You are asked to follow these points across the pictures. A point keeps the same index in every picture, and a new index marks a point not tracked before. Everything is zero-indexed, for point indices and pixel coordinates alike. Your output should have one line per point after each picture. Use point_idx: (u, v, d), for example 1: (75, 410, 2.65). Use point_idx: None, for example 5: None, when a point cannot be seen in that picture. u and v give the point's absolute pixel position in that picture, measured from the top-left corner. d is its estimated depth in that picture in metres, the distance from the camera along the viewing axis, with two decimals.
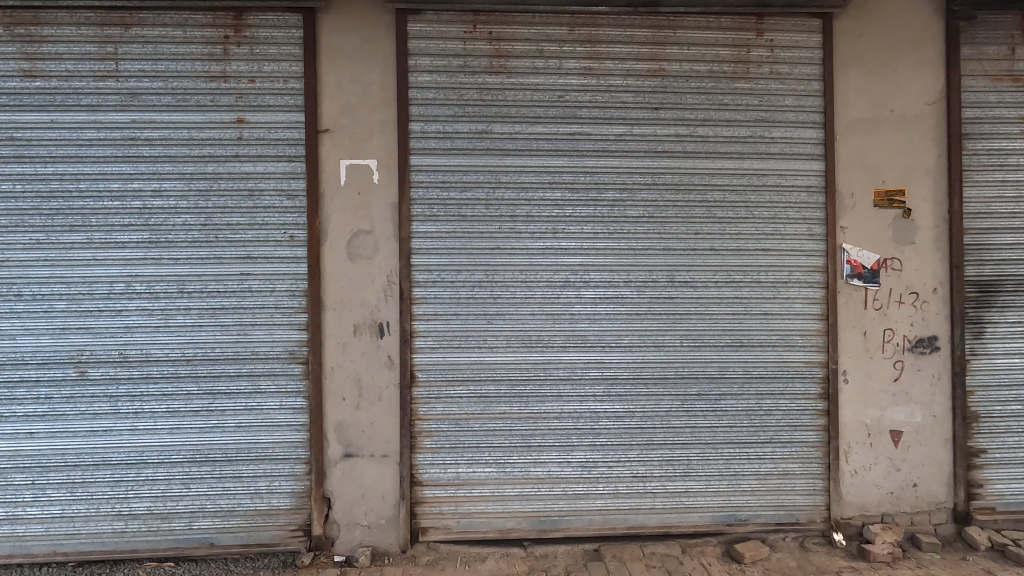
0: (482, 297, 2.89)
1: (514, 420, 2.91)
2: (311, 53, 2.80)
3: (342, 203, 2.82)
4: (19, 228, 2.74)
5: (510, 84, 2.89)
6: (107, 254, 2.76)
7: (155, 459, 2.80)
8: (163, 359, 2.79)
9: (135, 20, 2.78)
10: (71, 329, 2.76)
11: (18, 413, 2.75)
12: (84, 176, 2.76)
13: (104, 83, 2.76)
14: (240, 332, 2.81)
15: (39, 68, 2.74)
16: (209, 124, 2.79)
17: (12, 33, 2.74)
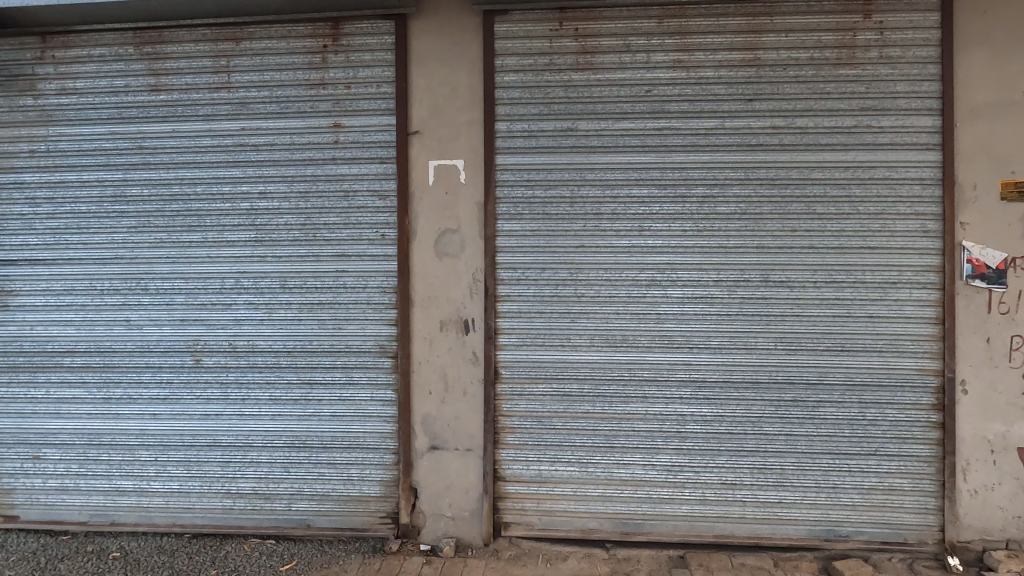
0: (566, 295, 2.88)
1: (598, 419, 2.88)
2: (403, 57, 2.90)
3: (430, 202, 2.90)
4: (146, 228, 3.03)
5: (597, 80, 2.86)
6: (220, 251, 2.99)
7: (259, 443, 3.00)
8: (267, 350, 2.99)
9: (245, 35, 2.99)
10: (189, 320, 3.02)
11: (144, 395, 3.03)
12: (200, 181, 3.00)
13: (218, 94, 2.99)
14: (335, 325, 2.96)
15: (163, 82, 3.01)
16: (309, 129, 2.96)
17: (141, 51, 3.03)
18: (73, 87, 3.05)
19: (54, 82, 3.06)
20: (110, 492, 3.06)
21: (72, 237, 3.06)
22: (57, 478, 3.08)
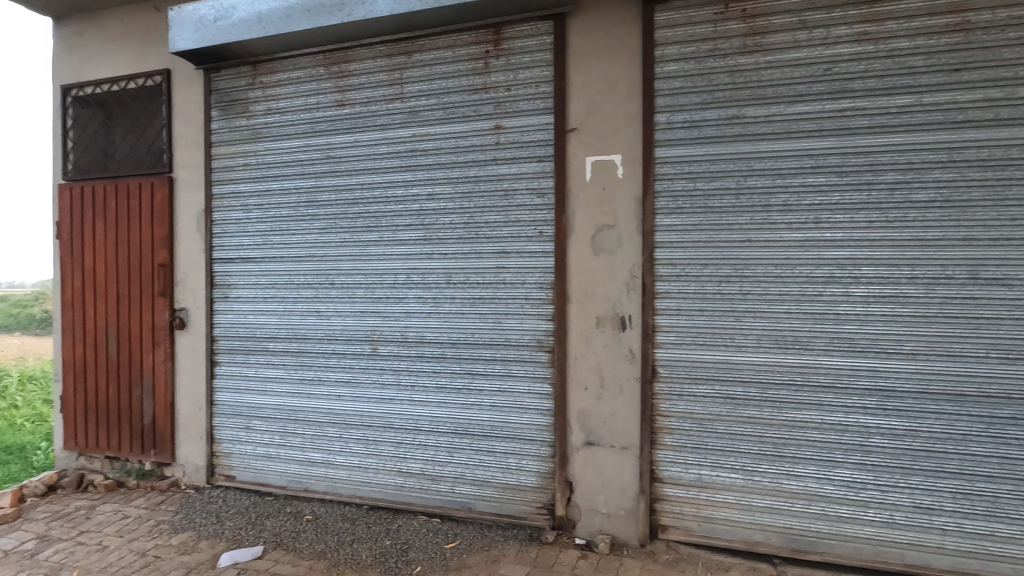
0: (730, 293, 2.73)
1: (765, 426, 2.70)
2: (561, 56, 2.94)
3: (588, 198, 2.92)
4: (333, 229, 3.39)
5: (767, 62, 2.67)
6: (394, 249, 3.26)
7: (426, 427, 3.23)
8: (434, 341, 3.20)
9: (416, 47, 3.21)
10: (368, 312, 3.32)
11: (331, 378, 3.40)
12: (378, 185, 3.29)
13: (393, 104, 3.26)
14: (495, 319, 3.09)
15: (348, 97, 3.35)
16: (473, 132, 3.11)
17: (330, 71, 3.39)
18: (276, 106, 3.50)
19: (262, 104, 3.54)
20: (304, 462, 3.47)
21: (275, 238, 3.52)
22: (263, 446, 3.56)
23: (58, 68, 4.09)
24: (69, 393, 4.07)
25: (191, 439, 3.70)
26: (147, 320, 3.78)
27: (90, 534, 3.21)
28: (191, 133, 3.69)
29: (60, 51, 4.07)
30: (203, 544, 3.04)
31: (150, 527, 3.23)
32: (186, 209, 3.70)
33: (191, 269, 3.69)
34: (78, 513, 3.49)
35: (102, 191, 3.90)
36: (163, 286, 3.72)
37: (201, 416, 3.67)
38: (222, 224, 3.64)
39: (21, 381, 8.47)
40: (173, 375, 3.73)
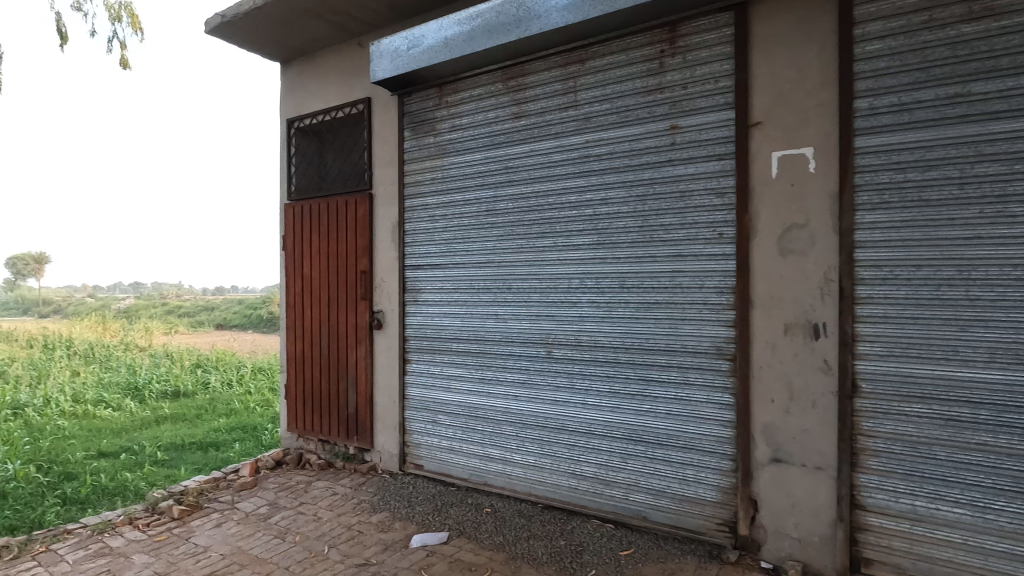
0: (952, 298, 2.36)
1: (1002, 455, 2.28)
2: (743, 47, 2.78)
3: (774, 196, 2.72)
4: (511, 236, 3.55)
5: (1001, 28, 2.28)
6: (568, 254, 3.33)
7: (600, 431, 3.23)
8: (608, 345, 3.20)
9: (590, 54, 3.25)
10: (543, 316, 3.42)
11: (508, 378, 3.56)
12: (552, 192, 3.38)
13: (567, 112, 3.33)
14: (672, 325, 3.00)
15: (524, 109, 3.49)
16: (647, 134, 3.06)
17: (508, 86, 3.56)
18: (460, 123, 3.77)
19: (447, 122, 3.83)
20: (483, 457, 3.67)
21: (459, 245, 3.78)
22: (448, 439, 3.82)
23: (285, 105, 4.80)
24: (291, 382, 4.75)
25: (387, 428, 4.10)
26: (352, 321, 4.27)
27: (308, 505, 3.70)
28: (387, 153, 4.11)
29: (287, 90, 4.78)
30: (397, 525, 3.35)
31: (354, 505, 3.64)
32: (383, 221, 4.12)
33: (387, 275, 4.10)
34: (298, 486, 4.05)
35: (317, 208, 4.51)
36: (364, 290, 4.18)
37: (394, 408, 4.05)
38: (413, 234, 3.99)
39: (253, 372, 10.07)
40: (372, 370, 4.17)
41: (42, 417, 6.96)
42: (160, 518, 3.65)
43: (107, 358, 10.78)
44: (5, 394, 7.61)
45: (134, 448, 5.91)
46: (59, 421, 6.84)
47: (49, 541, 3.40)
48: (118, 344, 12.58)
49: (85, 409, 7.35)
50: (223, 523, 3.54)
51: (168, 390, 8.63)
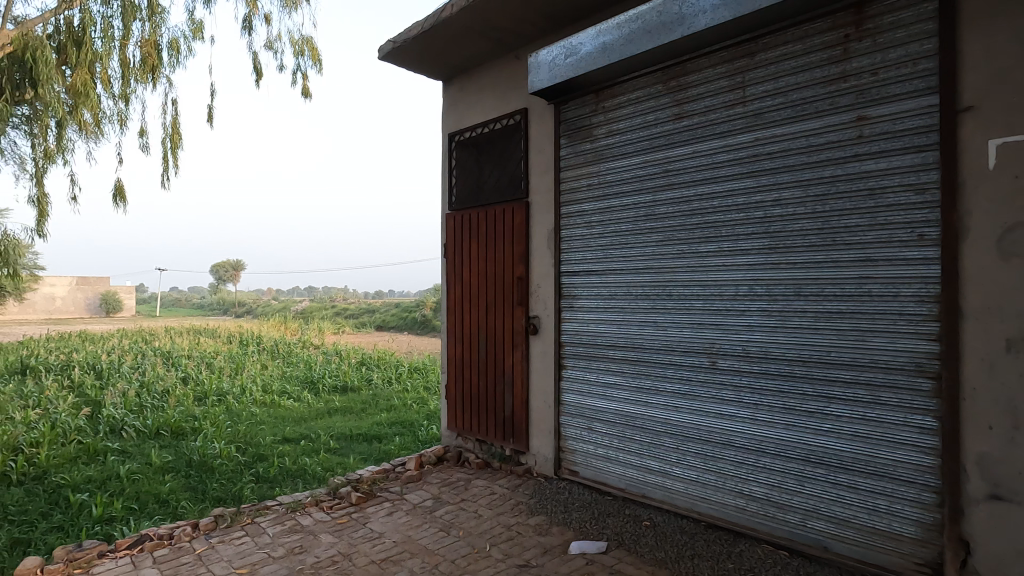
0: None
1: None
2: (950, 22, 2.44)
3: (991, 189, 2.32)
4: (671, 241, 3.44)
5: None
6: (735, 260, 3.14)
7: (771, 449, 3.00)
8: (781, 358, 2.96)
9: (760, 47, 3.05)
10: (706, 324, 3.27)
11: (668, 389, 3.44)
12: (717, 194, 3.21)
13: (733, 110, 3.16)
14: (858, 337, 2.71)
15: (686, 109, 3.37)
16: (828, 127, 2.81)
17: (669, 86, 3.46)
18: (618, 128, 3.73)
19: (604, 128, 3.81)
20: (641, 468, 3.58)
21: (616, 251, 3.73)
22: (604, 447, 3.78)
23: (446, 120, 5.08)
24: (451, 383, 4.99)
25: (542, 432, 4.16)
26: (509, 326, 4.39)
27: (469, 502, 3.86)
28: (544, 161, 4.17)
29: (448, 106, 5.06)
30: (555, 530, 3.38)
31: (512, 506, 3.73)
32: (540, 228, 4.19)
33: (543, 282, 4.16)
34: (459, 483, 4.25)
35: (476, 217, 4.71)
36: (521, 296, 4.28)
37: (550, 413, 4.09)
38: (569, 240, 4.02)
39: (409, 371, 10.77)
40: (528, 374, 4.25)
41: (239, 404, 8.00)
42: (340, 502, 4.02)
43: (288, 354, 12.15)
44: (212, 382, 8.86)
45: (312, 436, 6.58)
46: (252, 408, 7.82)
47: (254, 514, 3.88)
48: (296, 341, 14.13)
49: (272, 398, 8.33)
50: (394, 512, 3.80)
51: (338, 385, 9.51)
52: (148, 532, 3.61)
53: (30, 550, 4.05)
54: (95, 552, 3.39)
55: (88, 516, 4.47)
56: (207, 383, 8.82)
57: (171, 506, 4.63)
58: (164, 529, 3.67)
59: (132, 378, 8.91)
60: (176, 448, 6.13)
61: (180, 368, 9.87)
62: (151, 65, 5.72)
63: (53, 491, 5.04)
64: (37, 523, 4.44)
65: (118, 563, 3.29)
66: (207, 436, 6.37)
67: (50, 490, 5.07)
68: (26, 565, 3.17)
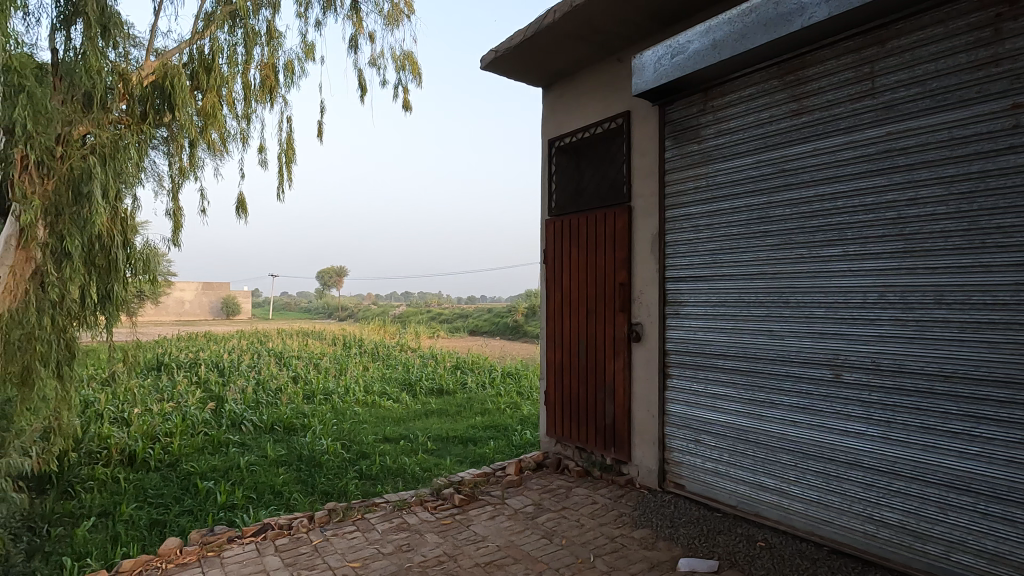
0: None
1: None
2: None
3: None
4: (789, 245, 3.24)
5: None
6: (862, 264, 2.90)
7: (907, 472, 2.73)
8: (918, 372, 2.70)
9: (892, 33, 2.81)
10: (829, 334, 3.04)
11: (785, 402, 3.23)
12: (842, 194, 2.99)
13: (860, 103, 2.92)
14: (1014, 351, 2.41)
15: (805, 105, 3.16)
16: (975, 118, 2.53)
17: (786, 81, 3.27)
18: (728, 127, 3.57)
19: (713, 128, 3.66)
20: (754, 485, 3.38)
21: (726, 256, 3.57)
22: (713, 461, 3.62)
23: (545, 126, 5.10)
24: (550, 389, 4.98)
25: (645, 443, 4.04)
26: (610, 333, 4.31)
27: (571, 510, 3.82)
28: (647, 164, 4.07)
29: (548, 113, 5.07)
30: (661, 544, 3.26)
31: (615, 517, 3.65)
32: (643, 233, 4.09)
33: (646, 288, 4.06)
34: (559, 490, 4.22)
35: (576, 222, 4.68)
36: (623, 302, 4.19)
37: (653, 424, 3.97)
38: (675, 245, 3.89)
39: (502, 375, 10.88)
40: (630, 383, 4.15)
41: (344, 403, 8.41)
42: (444, 503, 4.11)
43: (387, 356, 12.65)
44: (319, 382, 9.38)
45: (412, 436, 6.79)
46: (355, 407, 8.20)
47: (363, 510, 4.05)
48: (395, 344, 14.68)
49: (373, 398, 8.69)
50: (496, 516, 3.83)
51: (434, 387, 9.77)
52: (270, 521, 3.86)
53: (167, 531, 4.45)
54: (224, 537, 3.66)
55: (215, 503, 4.86)
56: (315, 383, 9.35)
57: (286, 497, 4.93)
58: (283, 519, 3.90)
59: (250, 375, 9.62)
60: (288, 442, 6.54)
61: (290, 368, 10.55)
62: (270, 86, 6.16)
63: (185, 478, 5.52)
64: (173, 506, 4.90)
65: (244, 548, 3.54)
66: (316, 432, 6.74)
67: (182, 477, 5.56)
68: (167, 545, 3.48)
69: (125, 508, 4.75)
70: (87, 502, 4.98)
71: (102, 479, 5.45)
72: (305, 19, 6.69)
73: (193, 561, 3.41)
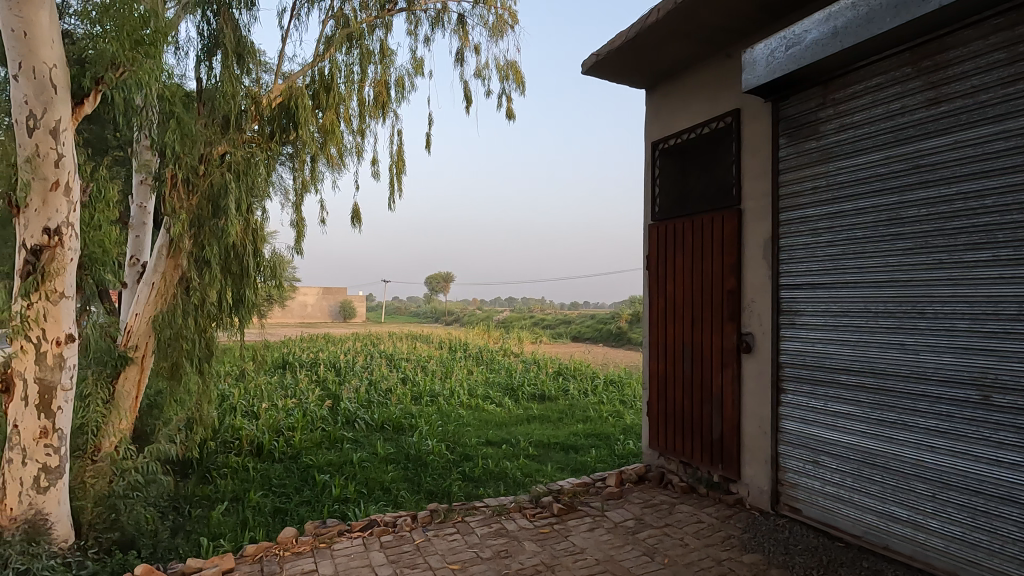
0: None
1: None
2: None
3: None
4: (924, 249, 2.90)
5: None
6: (1017, 271, 2.54)
7: None
8: None
9: None
10: (974, 349, 2.69)
11: (921, 425, 2.89)
12: (991, 191, 2.64)
13: (1014, 87, 2.57)
14: None
15: (945, 92, 2.83)
16: None
17: (921, 68, 2.94)
18: (851, 121, 3.28)
19: (834, 123, 3.38)
20: (884, 515, 3.06)
21: (851, 262, 3.27)
22: (834, 486, 3.32)
23: (649, 129, 4.96)
24: (653, 400, 4.82)
25: (756, 461, 3.79)
26: (717, 342, 4.10)
27: (674, 528, 3.66)
28: (760, 164, 3.83)
29: (652, 115, 4.93)
30: (774, 572, 3.03)
31: (723, 539, 3.44)
32: (754, 237, 3.85)
33: (757, 295, 3.81)
34: (662, 506, 4.06)
35: (681, 227, 4.49)
36: (732, 311, 3.97)
37: (766, 441, 3.72)
38: (790, 250, 3.63)
39: (605, 383, 10.70)
40: (739, 396, 3.91)
41: (449, 405, 8.65)
42: (543, 511, 4.08)
43: (491, 361, 12.88)
44: (426, 384, 9.72)
45: (513, 441, 6.84)
46: (460, 410, 8.40)
47: (464, 512, 4.12)
48: (499, 349, 14.93)
49: (476, 402, 8.86)
50: (596, 528, 3.75)
51: (536, 393, 9.79)
52: (377, 518, 4.02)
53: (288, 520, 4.78)
54: (335, 530, 3.86)
55: (330, 495, 5.17)
56: (422, 384, 9.70)
57: (393, 494, 5.13)
58: (389, 517, 4.05)
59: (364, 376, 10.16)
60: (397, 441, 6.82)
61: (400, 369, 11.02)
62: (382, 101, 6.48)
63: (304, 470, 5.92)
64: (294, 496, 5.26)
65: (353, 542, 3.71)
66: (422, 432, 6.98)
67: (302, 469, 5.96)
68: (285, 534, 3.72)
69: (252, 495, 5.16)
70: (221, 487, 5.47)
71: (234, 467, 5.96)
72: (415, 36, 6.98)
73: (307, 550, 3.62)
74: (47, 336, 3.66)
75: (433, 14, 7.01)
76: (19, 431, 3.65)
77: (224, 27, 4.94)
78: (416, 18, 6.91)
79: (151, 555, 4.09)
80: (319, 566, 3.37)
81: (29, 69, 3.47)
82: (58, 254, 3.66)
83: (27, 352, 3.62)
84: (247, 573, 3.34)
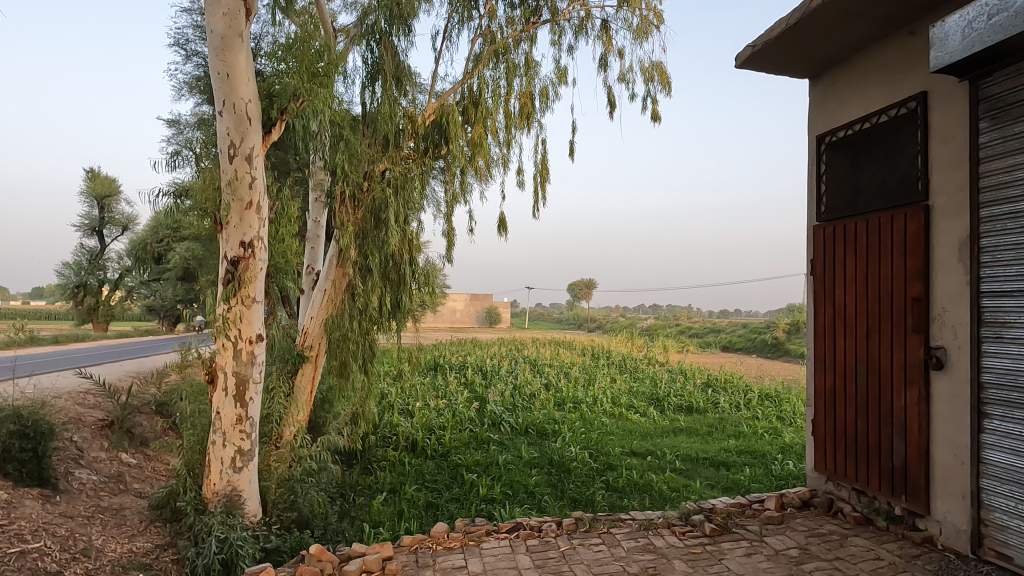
0: None
1: None
2: None
3: None
4: None
5: None
6: None
7: None
8: None
9: None
10: None
11: None
12: None
13: None
14: None
15: None
16: None
17: None
18: None
19: None
20: None
21: None
22: None
23: (814, 121, 4.54)
24: (819, 419, 4.38)
25: (951, 495, 3.29)
26: (899, 357, 3.62)
27: (846, 563, 3.29)
28: (953, 153, 3.34)
29: (817, 106, 4.51)
30: None
31: None
32: (946, 238, 3.36)
33: (951, 305, 3.32)
34: (832, 537, 3.67)
35: (852, 227, 4.05)
36: (917, 322, 3.49)
37: (964, 473, 3.20)
38: (994, 251, 3.10)
39: (760, 398, 9.93)
40: (927, 419, 3.42)
41: (592, 413, 8.58)
42: (694, 530, 3.88)
43: (635, 369, 12.58)
44: (569, 390, 9.72)
45: (659, 453, 6.59)
46: (603, 418, 8.28)
47: (609, 524, 4.04)
48: (643, 358, 14.51)
49: (620, 411, 8.68)
50: (753, 554, 3.48)
51: (683, 405, 9.37)
52: (523, 521, 4.07)
53: (439, 514, 5.03)
54: (483, 530, 3.97)
55: (477, 494, 5.35)
56: (565, 391, 9.73)
57: (537, 498, 5.19)
58: (534, 521, 4.09)
59: (509, 380, 10.42)
60: (540, 446, 6.90)
61: (543, 375, 11.12)
62: (527, 112, 6.63)
63: (453, 468, 6.19)
64: (445, 492, 5.53)
65: (500, 543, 3.79)
66: (566, 439, 6.98)
67: (451, 467, 6.25)
68: (437, 529, 3.89)
69: (407, 489, 5.50)
70: (380, 478, 5.90)
71: (392, 461, 6.41)
72: (558, 46, 7.06)
73: (458, 547, 3.76)
74: (242, 335, 4.20)
75: (577, 22, 7.04)
76: (220, 417, 4.22)
77: (385, 54, 5.36)
78: (560, 28, 6.99)
79: (323, 535, 4.54)
80: (469, 564, 3.48)
81: (231, 105, 4.01)
82: (251, 265, 4.18)
83: (227, 349, 4.18)
84: (404, 563, 3.54)
